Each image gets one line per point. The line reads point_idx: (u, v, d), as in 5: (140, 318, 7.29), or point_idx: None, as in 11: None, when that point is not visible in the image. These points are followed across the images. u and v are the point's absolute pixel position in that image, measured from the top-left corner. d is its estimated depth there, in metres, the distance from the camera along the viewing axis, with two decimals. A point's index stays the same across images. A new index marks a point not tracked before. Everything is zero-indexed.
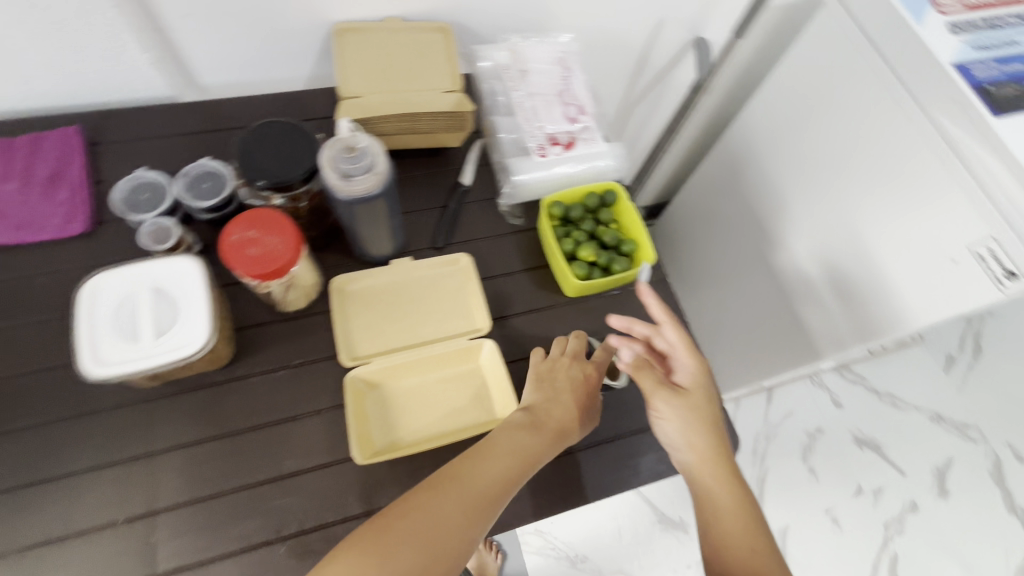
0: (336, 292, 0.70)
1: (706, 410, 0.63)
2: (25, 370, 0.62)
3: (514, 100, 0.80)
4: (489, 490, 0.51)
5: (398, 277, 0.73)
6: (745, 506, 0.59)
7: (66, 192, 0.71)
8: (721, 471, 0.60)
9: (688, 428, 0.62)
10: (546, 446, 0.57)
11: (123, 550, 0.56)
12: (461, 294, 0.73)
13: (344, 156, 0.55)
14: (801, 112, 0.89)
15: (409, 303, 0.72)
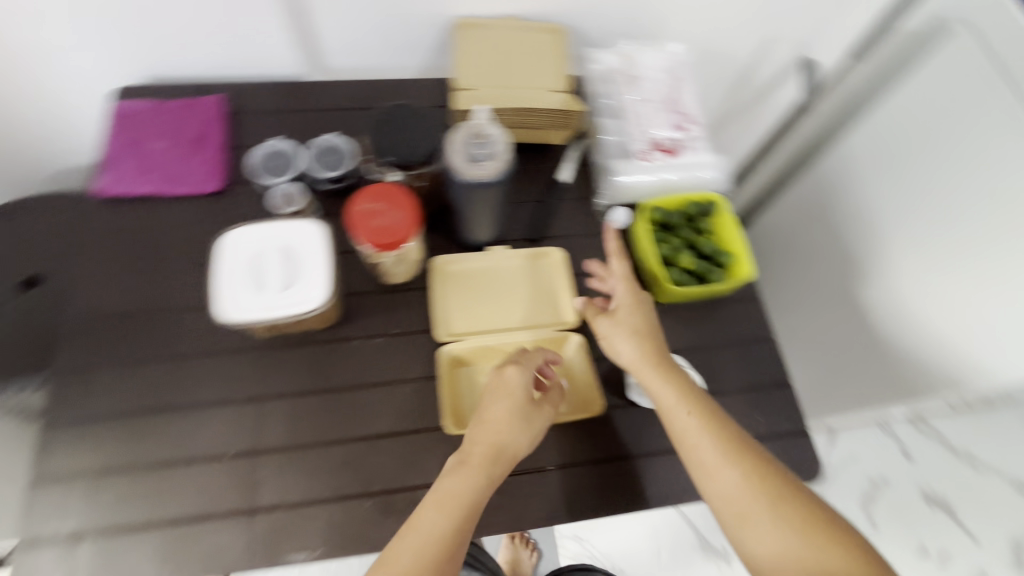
0: (433, 270, 0.74)
1: (638, 321, 0.66)
2: (161, 308, 0.69)
3: (623, 104, 0.82)
4: (436, 539, 0.51)
5: (492, 264, 0.76)
6: (696, 398, 0.60)
7: (207, 153, 0.77)
8: (670, 372, 0.62)
9: (629, 339, 0.64)
10: (479, 480, 0.55)
11: (232, 481, 0.62)
12: (552, 285, 0.76)
13: (473, 142, 0.59)
14: (921, 141, 0.84)
15: (503, 290, 0.75)
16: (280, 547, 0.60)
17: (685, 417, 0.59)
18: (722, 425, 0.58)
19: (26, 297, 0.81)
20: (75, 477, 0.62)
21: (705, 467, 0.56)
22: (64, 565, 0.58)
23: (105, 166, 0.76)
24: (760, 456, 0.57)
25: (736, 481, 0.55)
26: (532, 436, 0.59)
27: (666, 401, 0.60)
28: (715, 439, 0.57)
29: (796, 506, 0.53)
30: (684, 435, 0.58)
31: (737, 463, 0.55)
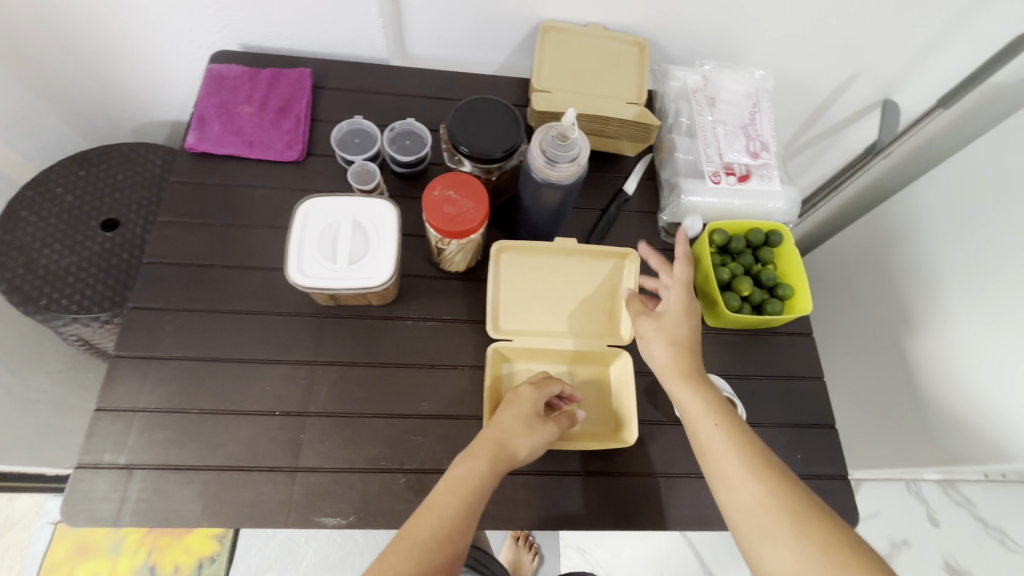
0: (494, 258, 0.72)
1: (684, 328, 0.62)
2: (231, 265, 0.73)
3: (698, 123, 0.81)
4: (439, 523, 0.51)
5: (555, 262, 0.74)
6: (724, 410, 0.57)
7: (291, 122, 0.80)
8: (700, 382, 0.59)
9: (666, 345, 0.62)
10: (484, 475, 0.54)
11: (277, 436, 0.65)
12: (612, 296, 0.74)
13: (557, 143, 0.59)
14: (1001, 191, 0.76)
15: (561, 293, 0.74)
16: (315, 507, 0.63)
17: (710, 428, 0.56)
18: (749, 439, 0.55)
19: (104, 237, 0.86)
20: (132, 412, 0.64)
21: (726, 479, 0.53)
22: (115, 494, 0.61)
23: (195, 123, 0.79)
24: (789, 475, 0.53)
25: (758, 495, 0.51)
26: (535, 443, 0.58)
27: (693, 410, 0.58)
28: (739, 452, 0.54)
29: (825, 529, 0.49)
30: (709, 447, 0.55)
31: (761, 479, 0.52)
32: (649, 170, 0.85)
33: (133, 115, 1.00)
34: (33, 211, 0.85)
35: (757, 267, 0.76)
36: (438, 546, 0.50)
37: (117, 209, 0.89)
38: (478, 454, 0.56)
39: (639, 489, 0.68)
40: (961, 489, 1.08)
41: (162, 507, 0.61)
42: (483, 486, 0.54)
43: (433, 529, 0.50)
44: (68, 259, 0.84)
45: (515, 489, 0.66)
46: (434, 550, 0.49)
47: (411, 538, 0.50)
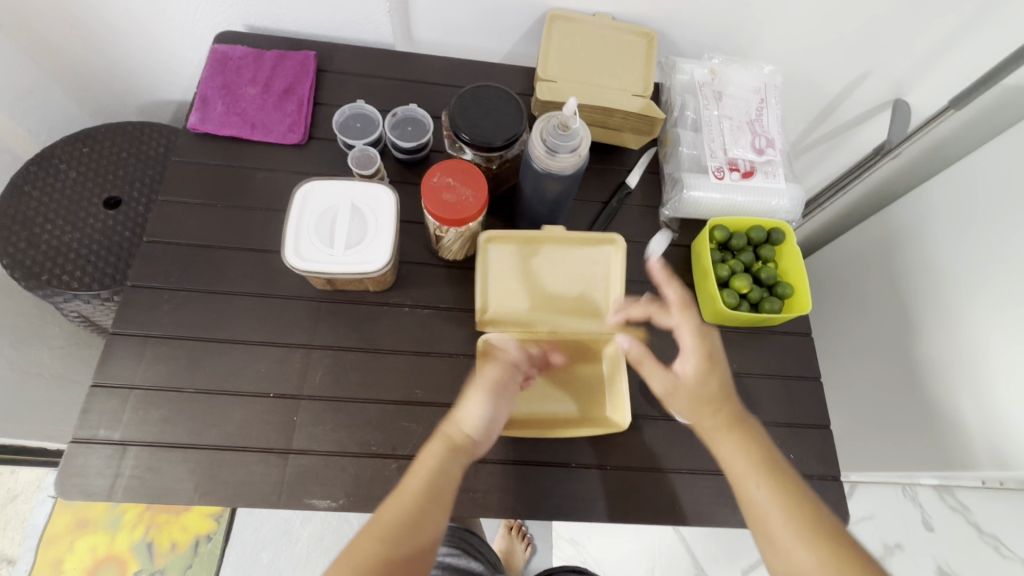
0: (482, 249, 0.70)
1: (715, 387, 0.62)
2: (230, 246, 0.73)
3: (704, 118, 0.80)
4: (406, 507, 0.55)
5: (548, 249, 0.71)
6: (769, 467, 0.57)
7: (294, 105, 0.80)
8: (747, 440, 0.59)
9: (704, 404, 0.61)
10: (434, 461, 0.58)
11: (271, 418, 0.65)
12: (608, 279, 0.71)
13: (558, 132, 0.59)
14: (993, 201, 0.77)
15: (555, 279, 0.70)
16: (306, 489, 0.63)
17: (756, 489, 0.56)
18: (798, 498, 0.55)
19: (105, 215, 0.86)
20: (128, 389, 0.65)
21: (776, 545, 0.54)
22: (110, 469, 0.62)
23: (198, 103, 0.78)
24: (838, 533, 0.53)
25: (806, 560, 0.52)
26: (484, 416, 0.61)
27: (737, 470, 0.58)
28: (786, 515, 0.54)
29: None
30: (755, 508, 0.56)
31: (809, 542, 0.52)
32: (653, 164, 0.84)
33: (139, 94, 0.99)
34: (36, 187, 0.85)
35: (758, 265, 0.75)
36: (406, 529, 0.54)
37: (118, 187, 0.89)
38: (439, 443, 0.59)
39: (631, 483, 0.68)
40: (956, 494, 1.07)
41: (156, 484, 0.62)
42: (446, 470, 0.58)
43: (397, 509, 0.55)
44: (69, 236, 0.84)
45: (506, 479, 0.66)
46: (402, 533, 0.54)
47: (380, 524, 0.54)
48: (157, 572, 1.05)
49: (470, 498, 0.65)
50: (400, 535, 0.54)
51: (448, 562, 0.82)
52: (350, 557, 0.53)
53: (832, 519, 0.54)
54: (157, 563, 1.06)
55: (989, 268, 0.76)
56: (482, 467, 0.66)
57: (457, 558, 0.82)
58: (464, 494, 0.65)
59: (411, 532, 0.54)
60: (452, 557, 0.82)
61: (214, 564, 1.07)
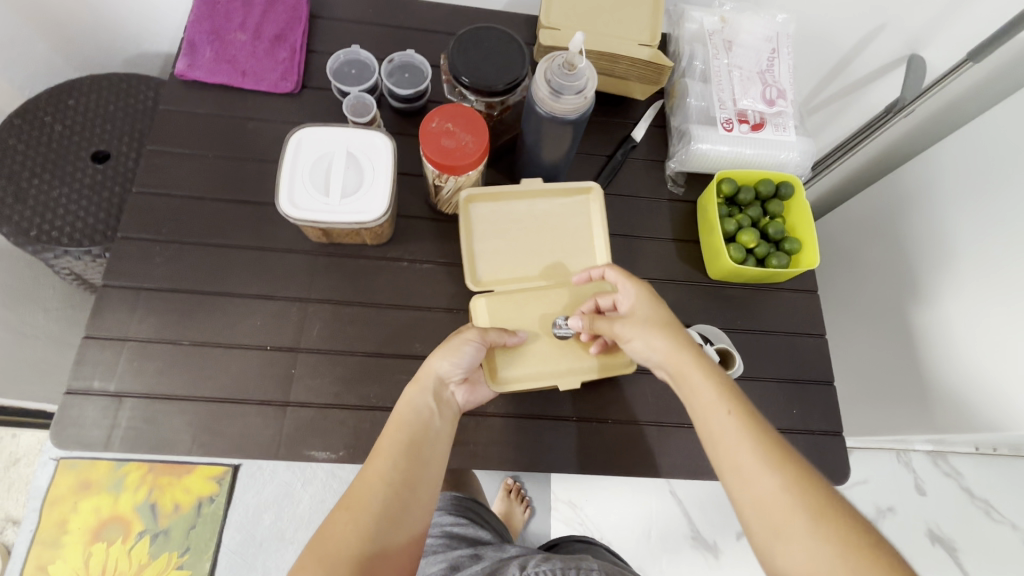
0: (462, 211, 0.68)
1: (662, 312, 0.56)
2: (222, 199, 0.70)
3: (713, 68, 0.77)
4: (386, 473, 0.50)
5: (527, 204, 0.70)
6: (731, 391, 0.50)
7: (286, 52, 0.76)
8: (708, 366, 0.52)
9: (656, 331, 0.55)
10: (407, 418, 0.54)
11: (269, 371, 0.64)
12: (589, 227, 0.70)
13: (562, 72, 0.56)
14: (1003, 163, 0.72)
15: (536, 232, 0.70)
16: (306, 441, 0.63)
17: (723, 414, 0.49)
18: (766, 428, 0.48)
19: (94, 169, 0.84)
20: (121, 342, 0.64)
21: (741, 473, 0.46)
22: (105, 421, 0.61)
23: (185, 49, 0.75)
24: (806, 466, 0.46)
25: (776, 491, 0.44)
26: (463, 364, 0.58)
27: (702, 396, 0.50)
28: (755, 441, 0.47)
29: (845, 524, 0.43)
30: (722, 436, 0.48)
31: (780, 471, 0.45)
32: (659, 118, 0.82)
33: (124, 47, 0.95)
34: (21, 139, 0.82)
35: (765, 220, 0.74)
36: (391, 500, 0.48)
37: (106, 140, 0.86)
38: (416, 400, 0.55)
39: (633, 437, 0.68)
40: (949, 459, 1.08)
41: (152, 435, 0.61)
42: (427, 428, 0.54)
43: (376, 478, 0.49)
44: (57, 190, 0.82)
45: (508, 432, 0.66)
46: (387, 506, 0.48)
47: (354, 498, 0.48)
48: (161, 532, 1.05)
49: (470, 451, 0.65)
50: (386, 505, 0.48)
51: (455, 531, 0.73)
52: (324, 538, 0.46)
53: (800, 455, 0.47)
54: (161, 523, 1.06)
55: (995, 223, 0.72)
56: (482, 421, 0.66)
57: (465, 527, 0.73)
58: (465, 447, 0.65)
59: (397, 503, 0.49)
60: (459, 526, 0.73)
61: (217, 525, 1.08)
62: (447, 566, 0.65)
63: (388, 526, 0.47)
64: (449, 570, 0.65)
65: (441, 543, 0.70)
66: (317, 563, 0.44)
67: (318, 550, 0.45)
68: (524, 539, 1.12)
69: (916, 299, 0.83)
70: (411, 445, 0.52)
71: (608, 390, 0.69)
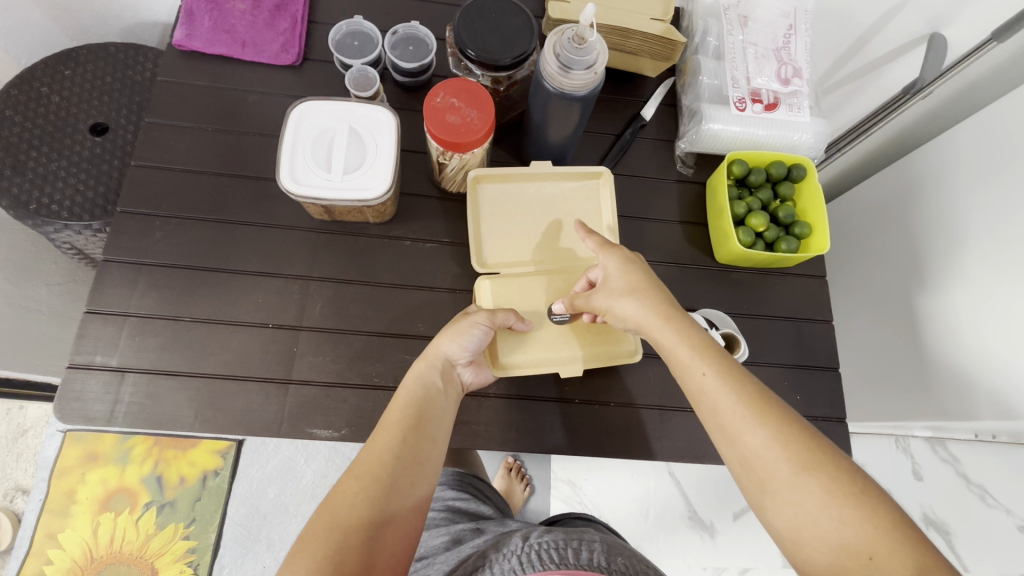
0: (471, 190, 0.67)
1: (636, 275, 0.54)
2: (223, 173, 0.69)
3: (728, 44, 0.74)
4: (394, 446, 0.50)
5: (534, 186, 0.69)
6: (709, 349, 0.49)
7: (287, 22, 0.74)
8: (683, 324, 0.51)
9: (627, 297, 0.54)
10: (412, 394, 0.54)
11: (273, 347, 0.64)
12: (599, 212, 0.69)
13: (573, 46, 0.54)
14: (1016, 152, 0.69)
15: (544, 216, 0.68)
16: (308, 419, 0.63)
17: (702, 375, 0.48)
18: (748, 382, 0.47)
19: (93, 142, 0.82)
20: (123, 316, 0.64)
21: (725, 430, 0.46)
22: (109, 395, 0.61)
23: (183, 18, 0.72)
24: (793, 415, 0.46)
25: (761, 446, 0.45)
26: (470, 347, 0.58)
27: (680, 357, 0.50)
28: (736, 397, 0.46)
29: (830, 474, 0.42)
30: (702, 396, 0.48)
31: (765, 425, 0.45)
32: (670, 96, 0.80)
33: (121, 16, 0.92)
34: (18, 109, 0.80)
35: (775, 203, 0.72)
36: (399, 471, 0.49)
37: (105, 112, 0.84)
38: (423, 374, 0.55)
39: (635, 419, 0.68)
40: (948, 446, 1.06)
41: (155, 410, 0.61)
42: (435, 404, 0.54)
43: (385, 450, 0.49)
44: (56, 163, 0.80)
45: (510, 412, 0.66)
46: (393, 478, 0.48)
47: (365, 468, 0.48)
48: (167, 503, 1.07)
49: (472, 430, 0.65)
50: (394, 477, 0.48)
51: (456, 506, 0.73)
52: (331, 506, 0.46)
53: (786, 404, 0.47)
54: (167, 495, 1.07)
55: (1008, 208, 0.70)
56: (485, 401, 0.66)
57: (467, 502, 0.73)
58: (469, 426, 0.65)
59: (406, 474, 0.49)
60: (461, 501, 0.74)
61: (222, 498, 1.09)
62: (449, 539, 0.66)
63: (394, 496, 0.48)
64: (452, 544, 0.65)
65: (443, 517, 0.71)
66: (326, 530, 0.44)
67: (325, 519, 0.45)
68: (523, 516, 1.14)
69: (924, 286, 0.82)
70: (419, 421, 0.52)
71: (613, 373, 0.69)
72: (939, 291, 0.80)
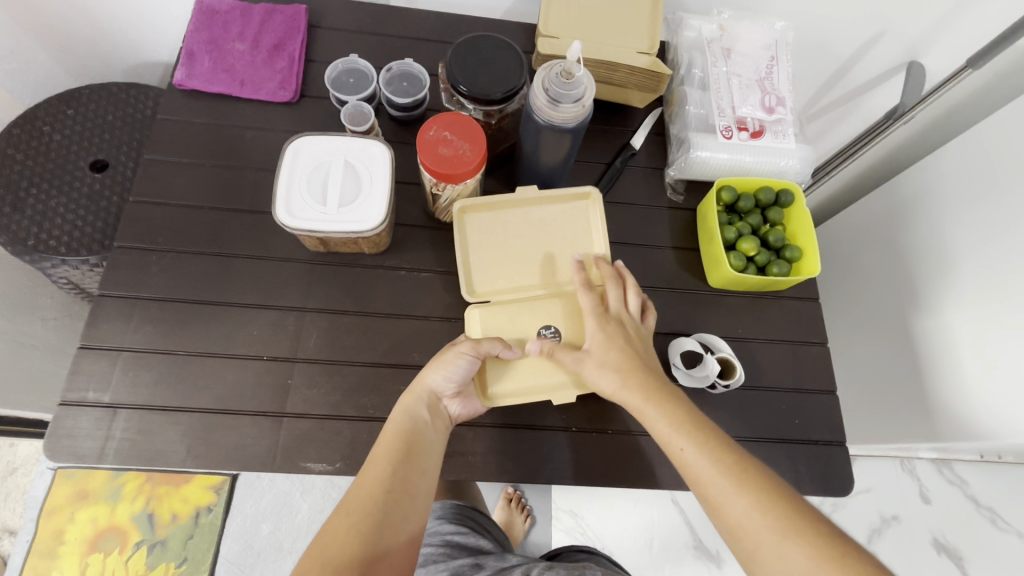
0: (461, 221, 0.68)
1: (617, 349, 0.57)
2: (219, 207, 0.70)
3: (712, 75, 0.77)
4: (384, 480, 0.49)
5: (523, 212, 0.69)
6: (687, 424, 0.51)
7: (284, 61, 0.76)
8: (663, 401, 0.53)
9: (610, 373, 0.56)
10: (399, 430, 0.53)
11: (265, 381, 0.64)
12: (589, 233, 0.69)
13: (561, 81, 0.56)
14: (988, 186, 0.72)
15: (535, 241, 0.69)
16: (303, 453, 0.62)
17: (682, 449, 0.50)
18: (726, 452, 0.49)
19: (92, 178, 0.83)
20: (117, 352, 0.63)
21: (709, 500, 0.48)
22: (99, 432, 0.60)
23: (183, 59, 0.75)
24: (771, 481, 0.47)
25: (743, 515, 0.46)
26: (455, 377, 0.57)
27: (661, 433, 0.52)
28: (715, 469, 0.48)
29: (813, 539, 0.43)
30: (686, 468, 0.50)
31: (744, 493, 0.46)
32: (659, 125, 0.81)
33: (124, 57, 0.94)
34: (19, 149, 0.82)
35: (765, 228, 0.73)
36: (390, 506, 0.48)
37: (105, 149, 0.85)
38: (411, 407, 0.55)
39: (633, 448, 0.67)
40: (954, 467, 1.04)
41: (147, 447, 0.60)
42: (424, 436, 0.54)
43: (374, 484, 0.49)
44: (55, 199, 0.81)
45: (506, 442, 0.66)
46: (384, 514, 0.48)
47: (355, 504, 0.48)
48: (158, 542, 1.04)
49: (468, 461, 0.64)
50: (384, 513, 0.48)
51: (455, 540, 0.71)
52: (322, 545, 0.45)
53: (765, 469, 0.48)
54: (158, 533, 1.05)
55: (985, 243, 0.72)
56: (479, 431, 0.65)
57: (465, 536, 0.72)
58: (464, 457, 0.64)
59: (397, 510, 0.49)
60: (459, 535, 0.72)
61: (215, 535, 1.06)
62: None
63: (386, 532, 0.47)
64: None
65: (441, 552, 0.69)
66: (318, 568, 0.43)
67: (316, 558, 0.44)
68: (524, 549, 1.12)
69: (917, 307, 0.82)
70: (408, 454, 0.52)
71: (609, 400, 0.68)
72: (933, 313, 0.80)
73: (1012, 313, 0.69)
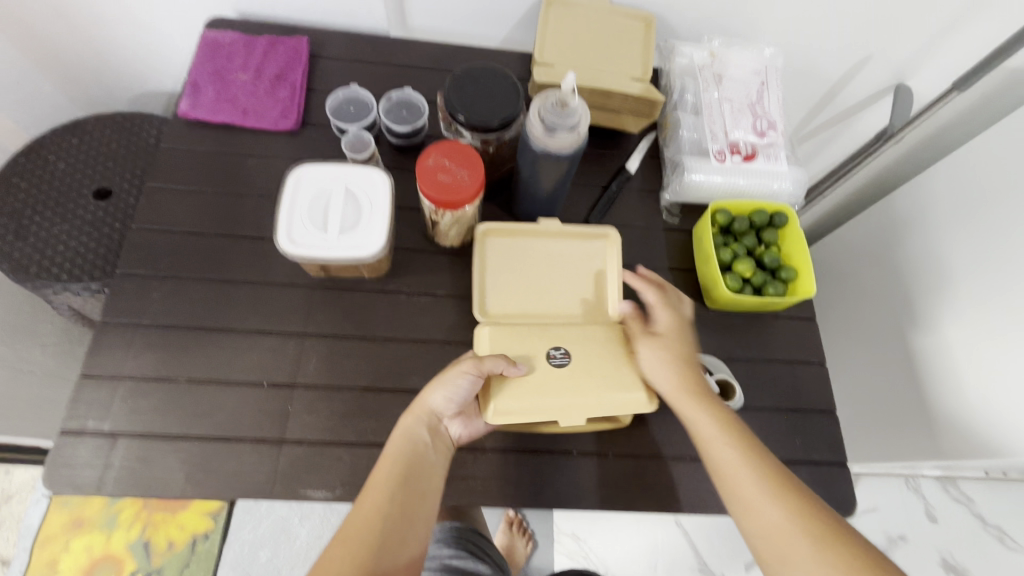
0: (478, 242, 0.69)
1: (686, 349, 0.63)
2: (221, 234, 0.71)
3: (704, 101, 0.78)
4: (382, 505, 0.50)
5: (540, 243, 0.71)
6: (733, 430, 0.57)
7: (286, 91, 0.78)
8: (712, 405, 0.59)
9: (666, 369, 0.62)
10: (399, 453, 0.54)
11: (265, 407, 0.64)
12: (602, 270, 0.71)
13: (556, 110, 0.57)
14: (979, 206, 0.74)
15: (546, 269, 0.70)
16: (302, 480, 0.62)
17: (724, 450, 0.55)
18: (768, 462, 0.54)
19: (96, 206, 0.84)
20: (117, 379, 0.63)
21: (746, 503, 0.52)
22: (99, 460, 0.60)
23: (188, 90, 0.76)
24: (807, 494, 0.52)
25: (777, 520, 0.51)
26: (456, 399, 0.57)
27: (704, 433, 0.57)
28: (753, 474, 0.53)
29: (844, 552, 0.48)
30: (723, 471, 0.55)
31: (780, 501, 0.51)
32: (653, 149, 0.83)
33: (128, 87, 0.96)
34: (25, 178, 0.83)
35: (761, 248, 0.74)
36: (388, 531, 0.49)
37: (109, 176, 0.87)
38: (411, 429, 0.55)
39: (635, 470, 0.66)
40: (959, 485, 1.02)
41: (146, 474, 0.60)
42: (424, 460, 0.54)
43: (372, 509, 0.50)
44: (58, 227, 0.82)
45: (507, 466, 0.65)
46: (382, 538, 0.49)
47: (354, 527, 0.49)
48: (153, 572, 1.01)
49: (468, 485, 0.63)
50: (383, 537, 0.49)
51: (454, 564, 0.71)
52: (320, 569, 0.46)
53: (802, 485, 0.53)
54: (153, 562, 1.01)
55: (977, 261, 0.73)
56: (480, 453, 0.64)
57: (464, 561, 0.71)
58: (464, 481, 0.63)
59: (394, 535, 0.49)
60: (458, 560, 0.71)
61: (211, 563, 1.04)
62: None
63: (383, 556, 0.48)
64: None
65: None
66: None
67: None
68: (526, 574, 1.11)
69: (915, 325, 0.83)
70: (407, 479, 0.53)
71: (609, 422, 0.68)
72: (930, 331, 0.81)
73: (1013, 331, 0.68)
